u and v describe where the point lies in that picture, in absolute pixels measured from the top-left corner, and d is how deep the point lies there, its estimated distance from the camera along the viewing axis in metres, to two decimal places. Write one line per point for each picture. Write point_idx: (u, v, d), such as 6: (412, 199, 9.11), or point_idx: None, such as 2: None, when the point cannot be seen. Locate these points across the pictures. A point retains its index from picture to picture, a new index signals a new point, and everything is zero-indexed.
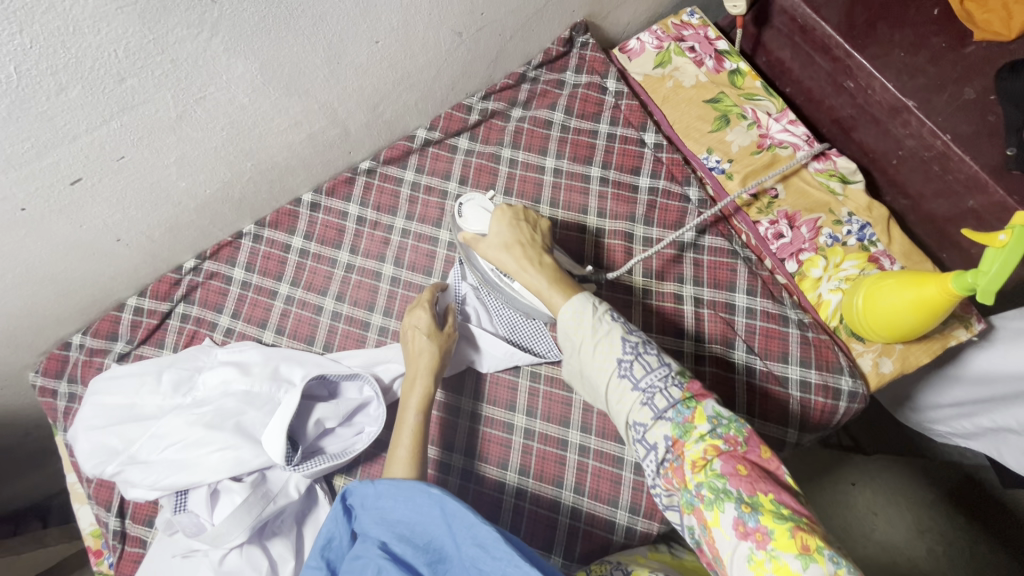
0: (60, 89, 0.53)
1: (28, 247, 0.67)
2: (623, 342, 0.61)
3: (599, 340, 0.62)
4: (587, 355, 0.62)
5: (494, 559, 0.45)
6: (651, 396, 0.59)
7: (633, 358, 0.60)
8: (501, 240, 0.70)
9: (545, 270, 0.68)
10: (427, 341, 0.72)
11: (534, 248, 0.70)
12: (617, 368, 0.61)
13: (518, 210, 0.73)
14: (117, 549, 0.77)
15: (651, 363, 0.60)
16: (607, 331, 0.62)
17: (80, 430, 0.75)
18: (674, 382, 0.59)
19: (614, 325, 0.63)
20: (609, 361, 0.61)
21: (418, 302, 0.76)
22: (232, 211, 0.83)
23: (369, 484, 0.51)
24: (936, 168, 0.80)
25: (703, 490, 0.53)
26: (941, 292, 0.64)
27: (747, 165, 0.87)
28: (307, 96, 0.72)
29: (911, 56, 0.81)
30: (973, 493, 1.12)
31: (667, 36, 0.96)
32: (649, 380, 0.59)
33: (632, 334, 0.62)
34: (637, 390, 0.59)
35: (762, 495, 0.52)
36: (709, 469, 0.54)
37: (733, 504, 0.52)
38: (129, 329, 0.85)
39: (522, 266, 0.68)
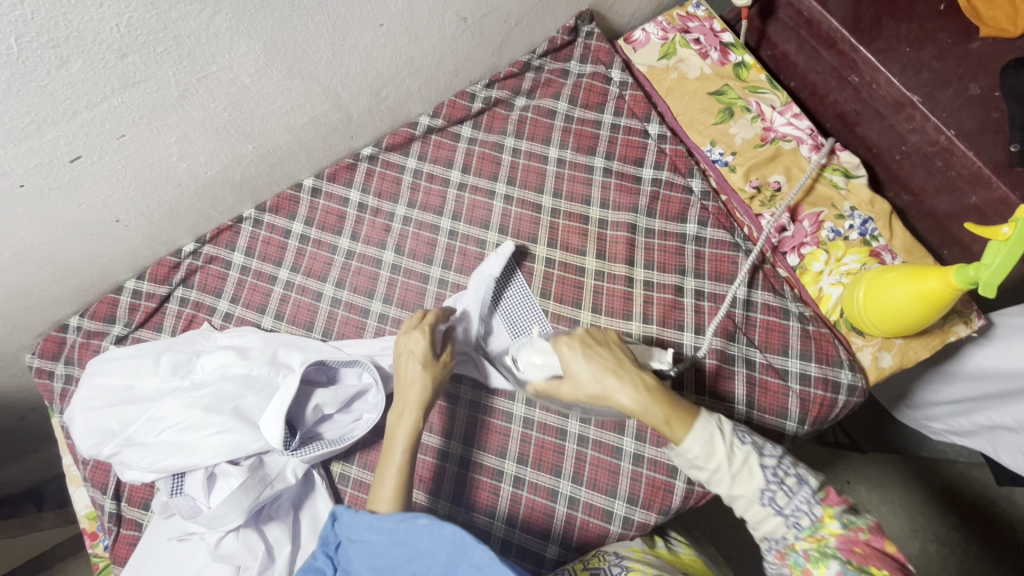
0: (61, 63, 0.52)
1: (26, 225, 0.66)
2: (763, 471, 0.57)
3: (738, 471, 0.57)
4: (724, 486, 0.58)
5: None
6: (797, 518, 0.55)
7: (777, 487, 0.56)
8: (592, 376, 0.61)
9: (654, 396, 0.58)
10: (422, 374, 0.66)
11: (628, 370, 0.61)
12: (759, 497, 0.57)
13: (582, 336, 0.65)
14: (113, 531, 0.77)
15: (793, 487, 0.56)
16: (745, 460, 0.57)
17: (77, 412, 0.74)
18: (815, 499, 0.56)
19: (748, 451, 0.58)
20: (751, 491, 0.57)
21: (417, 324, 0.70)
22: (233, 194, 0.83)
23: (357, 515, 0.54)
24: (939, 163, 0.80)
25: (810, 552, 0.54)
26: (943, 286, 0.64)
27: (751, 158, 0.87)
28: (310, 78, 0.71)
29: (917, 51, 0.81)
30: (967, 492, 1.12)
31: (673, 27, 0.95)
32: (793, 506, 0.56)
33: (767, 458, 0.58)
34: (782, 517, 0.56)
35: (873, 567, 0.51)
36: (824, 545, 0.54)
37: (839, 561, 0.52)
38: (127, 312, 0.84)
39: (628, 398, 0.59)
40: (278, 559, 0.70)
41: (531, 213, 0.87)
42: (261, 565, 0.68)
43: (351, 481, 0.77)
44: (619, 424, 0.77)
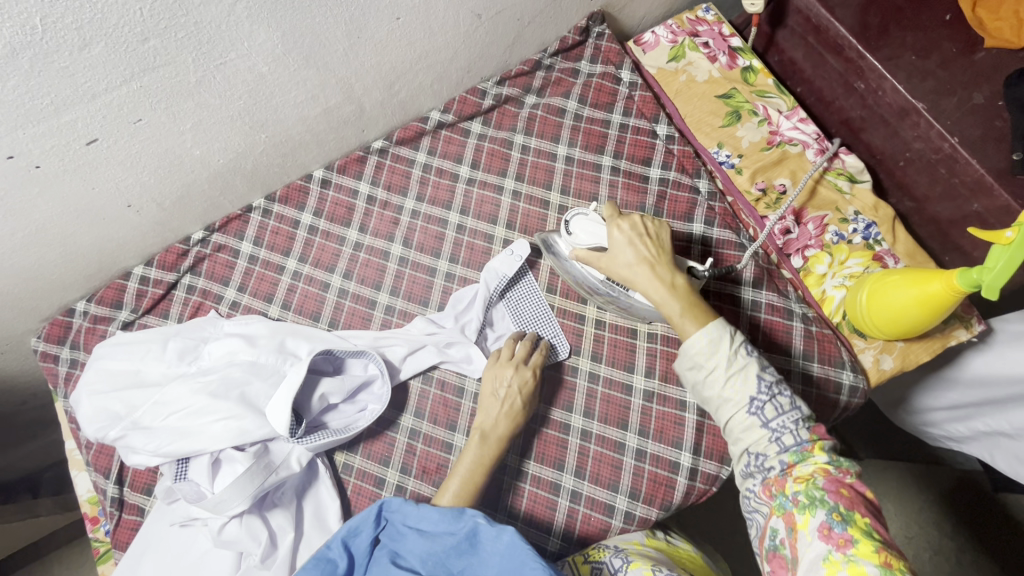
0: (84, 45, 0.53)
1: (40, 206, 0.66)
2: (759, 380, 0.61)
3: (734, 373, 0.62)
4: (717, 385, 0.63)
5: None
6: (780, 434, 0.59)
7: (766, 399, 0.60)
8: (629, 261, 0.69)
9: (679, 295, 0.66)
10: (501, 416, 0.71)
11: (665, 268, 0.68)
12: (748, 404, 0.61)
13: (637, 225, 0.70)
14: (115, 516, 0.77)
15: (783, 405, 0.60)
16: (743, 366, 0.62)
17: (84, 394, 0.75)
18: (804, 425, 0.59)
19: (750, 360, 0.62)
20: (741, 395, 0.62)
21: (511, 360, 0.76)
22: (244, 183, 0.83)
23: (410, 506, 0.55)
24: (943, 170, 0.81)
25: (799, 496, 0.55)
26: (946, 289, 0.64)
27: (757, 161, 0.89)
28: (326, 69, 0.72)
29: (922, 60, 0.82)
30: (964, 499, 1.13)
31: (682, 31, 0.97)
32: (780, 423, 0.60)
33: (766, 373, 0.62)
34: (767, 429, 0.60)
35: (857, 513, 0.53)
36: (810, 483, 0.55)
37: (825, 510, 0.53)
38: (135, 298, 0.84)
39: (656, 290, 0.67)
40: (280, 547, 0.70)
41: (539, 210, 0.88)
42: (263, 551, 0.68)
43: (355, 471, 0.77)
44: (622, 420, 0.78)
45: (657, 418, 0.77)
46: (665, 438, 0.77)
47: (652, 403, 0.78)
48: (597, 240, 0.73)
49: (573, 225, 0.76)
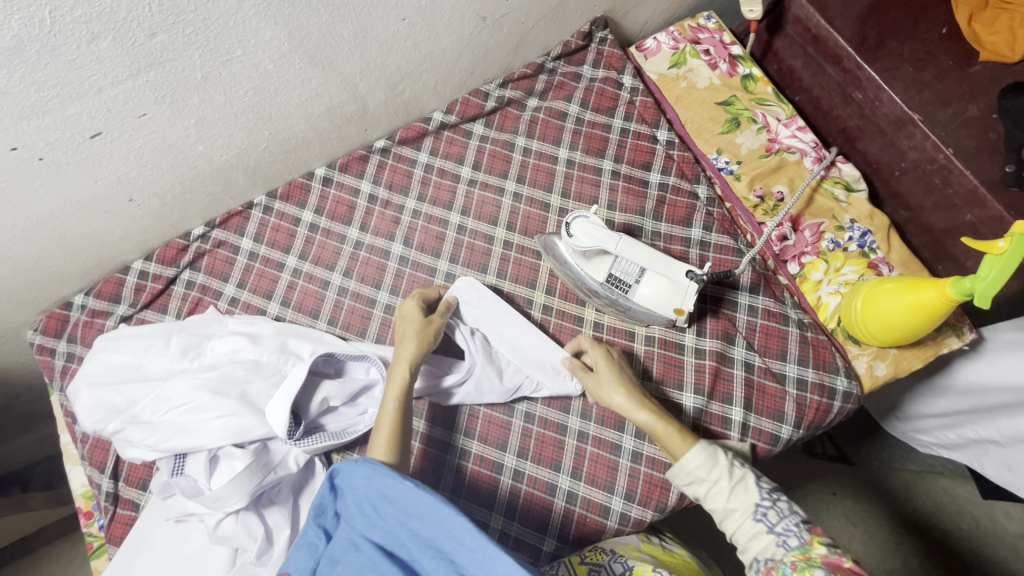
0: (92, 38, 0.53)
1: (41, 199, 0.66)
2: (759, 488, 0.63)
3: (734, 484, 0.64)
4: (722, 496, 0.64)
5: (468, 551, 0.47)
6: (785, 537, 0.59)
7: (769, 504, 0.62)
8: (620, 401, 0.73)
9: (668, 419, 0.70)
10: (418, 334, 0.73)
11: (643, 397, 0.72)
12: (752, 511, 0.62)
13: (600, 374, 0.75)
14: (109, 510, 0.77)
15: (783, 509, 0.62)
16: (741, 476, 0.65)
17: (82, 387, 0.75)
18: (804, 524, 0.60)
19: (746, 471, 0.66)
20: (745, 504, 0.63)
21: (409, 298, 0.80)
22: (245, 179, 0.83)
23: (351, 470, 0.54)
24: (937, 181, 0.82)
25: (795, 564, 0.57)
26: (939, 297, 0.65)
27: (756, 168, 0.89)
28: (331, 68, 0.72)
29: (919, 72, 0.84)
30: (950, 506, 1.15)
31: (684, 37, 0.98)
32: (784, 526, 0.60)
33: (764, 483, 0.65)
34: (773, 533, 0.60)
35: None
36: (807, 557, 0.57)
37: (820, 571, 0.55)
38: (133, 292, 0.84)
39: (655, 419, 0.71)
40: (277, 544, 0.70)
41: (539, 212, 0.89)
42: (259, 548, 0.68)
43: None
44: (619, 421, 0.78)
45: None
46: None
47: None
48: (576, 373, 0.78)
49: (573, 228, 0.77)
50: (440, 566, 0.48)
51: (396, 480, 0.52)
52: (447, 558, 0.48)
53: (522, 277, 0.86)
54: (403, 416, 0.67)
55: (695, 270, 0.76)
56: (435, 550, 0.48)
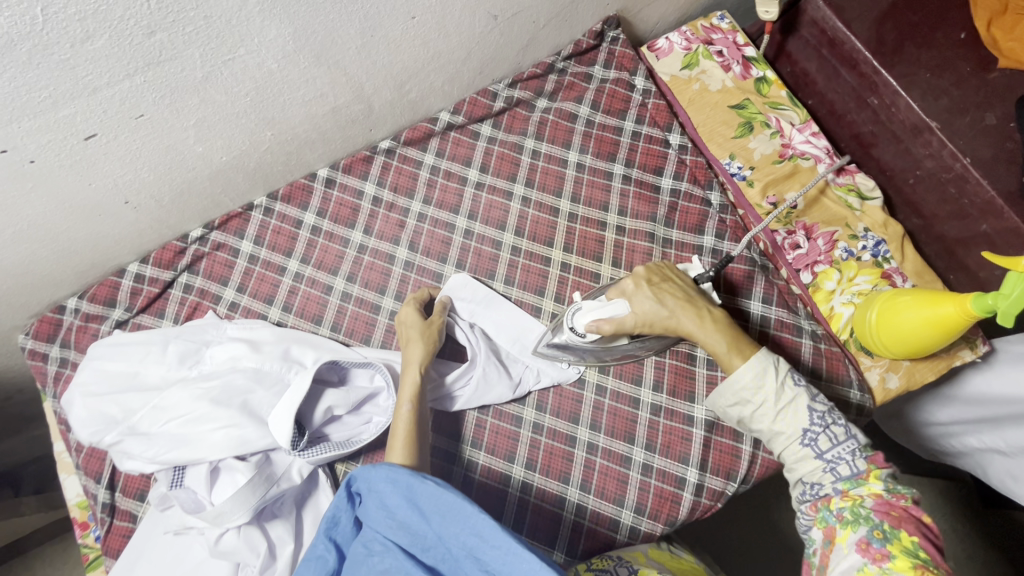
0: (86, 37, 0.50)
1: (33, 202, 0.63)
2: (809, 412, 0.62)
3: (784, 407, 0.63)
4: (768, 420, 0.63)
5: (495, 548, 0.45)
6: (835, 465, 0.59)
7: (820, 430, 0.61)
8: (665, 313, 0.70)
9: (720, 331, 0.68)
10: (425, 336, 0.74)
11: (696, 305, 0.71)
12: (799, 436, 0.62)
13: (653, 278, 0.73)
14: (106, 522, 0.74)
15: (838, 435, 0.60)
16: (792, 398, 0.63)
17: (77, 396, 0.72)
18: (862, 455, 0.59)
19: (798, 392, 0.63)
20: (793, 428, 0.62)
21: (409, 299, 0.80)
22: (246, 181, 0.81)
23: (368, 470, 0.52)
24: (952, 190, 0.81)
25: (844, 512, 0.56)
26: (958, 312, 0.64)
27: (769, 173, 0.88)
28: (337, 68, 0.70)
29: (937, 78, 0.82)
30: (951, 508, 1.10)
31: (696, 38, 0.95)
32: (835, 453, 0.60)
33: (817, 404, 0.63)
34: (820, 459, 0.60)
35: (903, 532, 0.52)
36: (857, 499, 0.56)
37: (867, 527, 0.54)
38: (129, 296, 0.81)
39: (701, 326, 0.69)
40: (280, 558, 0.69)
41: (548, 217, 0.87)
42: (262, 563, 0.67)
43: None
44: (629, 433, 0.77)
45: (664, 433, 0.77)
46: (672, 452, 0.76)
47: (660, 416, 0.78)
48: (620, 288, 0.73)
49: (576, 321, 0.72)
50: (469, 564, 0.46)
51: (417, 479, 0.50)
52: (474, 555, 0.46)
53: (530, 284, 0.84)
54: (419, 418, 0.68)
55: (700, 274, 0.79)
56: (463, 549, 0.47)
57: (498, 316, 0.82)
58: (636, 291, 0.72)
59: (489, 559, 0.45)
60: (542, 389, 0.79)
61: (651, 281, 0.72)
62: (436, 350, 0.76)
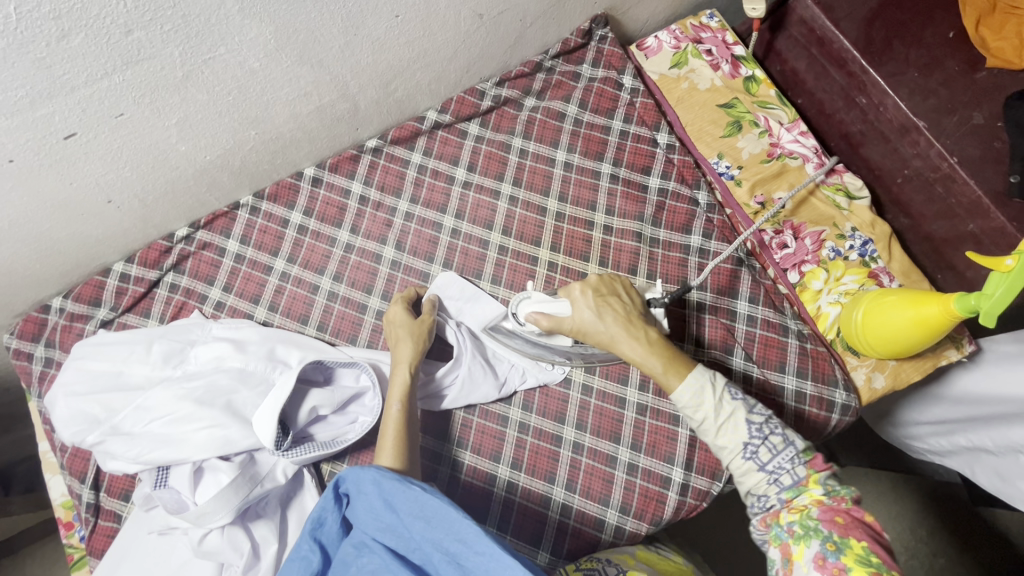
0: (62, 36, 0.50)
1: (13, 201, 0.63)
2: (748, 425, 0.60)
3: (723, 422, 0.61)
4: (709, 435, 0.62)
5: (477, 554, 0.44)
6: (777, 475, 0.59)
7: (759, 442, 0.60)
8: (600, 329, 0.69)
9: (655, 351, 0.66)
10: (412, 336, 0.74)
11: (636, 323, 0.69)
12: (741, 450, 0.60)
13: (599, 289, 0.71)
14: (91, 522, 0.74)
15: (777, 445, 0.59)
16: (731, 413, 0.61)
17: (60, 396, 0.72)
18: (800, 461, 0.59)
19: (736, 405, 0.61)
20: (735, 442, 0.61)
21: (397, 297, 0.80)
22: (231, 180, 0.80)
23: (357, 471, 0.52)
24: (940, 189, 0.81)
25: (794, 526, 0.56)
26: (942, 312, 0.64)
27: (757, 173, 0.88)
28: (320, 66, 0.69)
29: (924, 77, 0.82)
30: (941, 505, 1.10)
31: (686, 36, 0.95)
32: (776, 463, 0.59)
33: (756, 415, 0.61)
34: (763, 472, 0.59)
35: (852, 539, 0.53)
36: (804, 512, 0.56)
37: (819, 540, 0.53)
38: (114, 296, 0.81)
39: (634, 345, 0.67)
40: (264, 558, 0.68)
41: (536, 216, 0.87)
42: (245, 563, 0.67)
43: None
44: (615, 433, 0.77)
45: (650, 432, 0.77)
46: (658, 452, 0.76)
47: (645, 416, 0.78)
48: (564, 295, 0.73)
49: (519, 311, 0.75)
50: (450, 570, 0.45)
51: (404, 484, 0.50)
52: (455, 561, 0.45)
53: (517, 283, 0.84)
54: (407, 418, 0.68)
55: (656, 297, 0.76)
56: (446, 554, 0.46)
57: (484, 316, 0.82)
58: (579, 299, 0.71)
59: (471, 565, 0.45)
60: (528, 389, 0.79)
61: (597, 292, 0.71)
62: (425, 349, 0.76)
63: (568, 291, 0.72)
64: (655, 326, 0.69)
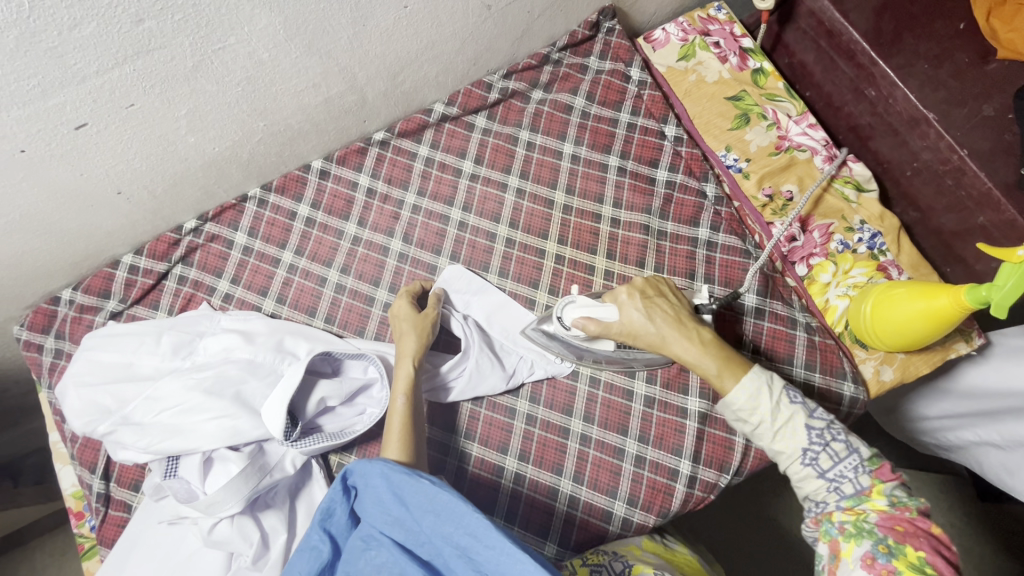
0: (74, 24, 0.50)
1: (24, 191, 0.63)
2: (807, 430, 0.60)
3: (781, 427, 0.61)
4: (765, 440, 0.62)
5: (487, 548, 0.45)
6: (839, 483, 0.58)
7: (820, 449, 0.59)
8: (652, 330, 0.68)
9: (711, 352, 0.65)
10: (417, 331, 0.74)
11: (687, 324, 0.68)
12: (800, 456, 0.60)
13: (648, 290, 0.71)
14: (101, 512, 0.75)
15: (838, 453, 0.59)
16: (788, 417, 0.61)
17: (71, 386, 0.73)
18: (864, 470, 0.58)
19: (795, 408, 0.61)
20: (793, 448, 0.60)
21: (403, 292, 0.80)
22: (239, 172, 0.80)
23: (366, 463, 0.52)
24: (950, 182, 0.80)
25: (847, 525, 0.56)
26: (953, 304, 0.64)
27: (765, 165, 0.87)
28: (329, 57, 0.69)
29: (934, 69, 0.81)
30: (948, 502, 1.10)
31: (693, 29, 0.94)
32: (837, 471, 0.59)
33: (815, 420, 0.61)
34: (823, 479, 0.59)
35: (909, 547, 0.52)
36: (861, 515, 0.56)
37: (871, 541, 0.54)
38: (123, 288, 0.82)
39: (688, 346, 0.66)
40: (273, 548, 0.69)
41: (543, 209, 0.86)
42: (255, 553, 0.67)
43: None
44: (622, 425, 0.77)
45: (657, 425, 0.77)
46: (665, 445, 0.76)
47: (653, 408, 0.78)
48: (609, 297, 0.72)
49: (565, 316, 0.72)
50: (461, 564, 0.46)
51: (412, 478, 0.50)
52: (466, 555, 0.46)
53: (524, 276, 0.84)
54: (413, 411, 0.68)
55: (704, 302, 0.74)
56: (456, 548, 0.46)
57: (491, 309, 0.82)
58: (627, 303, 0.70)
59: (481, 559, 0.45)
60: (535, 381, 0.79)
61: (645, 295, 0.70)
62: (431, 342, 0.76)
63: (613, 294, 0.71)
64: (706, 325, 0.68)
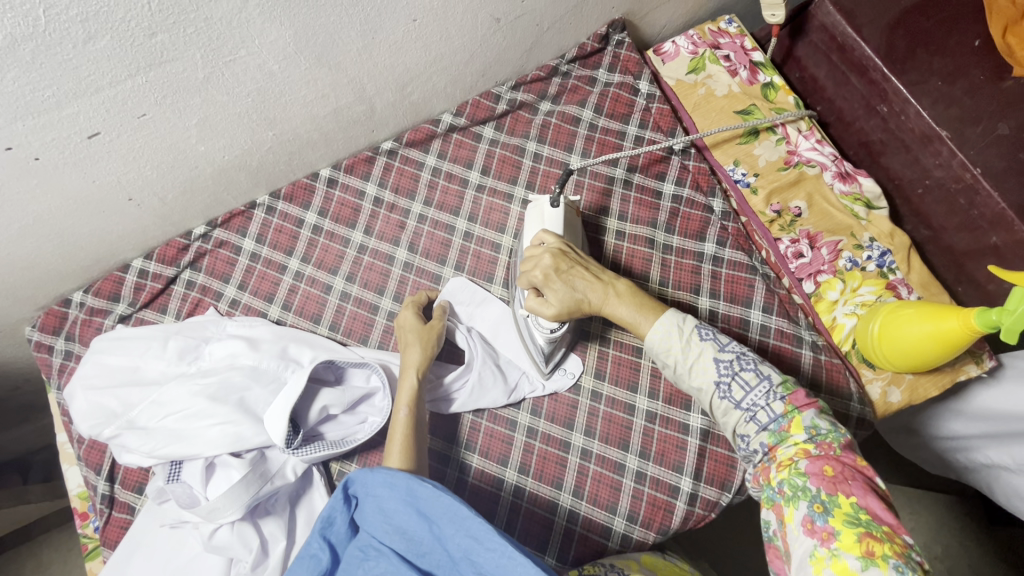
0: (89, 38, 0.51)
1: (38, 197, 0.64)
2: (716, 363, 0.62)
3: (693, 363, 0.63)
4: (685, 380, 0.64)
5: (488, 550, 0.45)
6: (754, 412, 0.60)
7: (730, 380, 0.61)
8: (578, 300, 0.66)
9: (625, 299, 0.67)
10: (421, 341, 0.74)
11: (601, 281, 0.68)
12: (716, 390, 0.62)
13: (557, 261, 0.67)
14: (105, 513, 0.76)
15: (749, 381, 0.61)
16: (699, 353, 0.63)
17: (79, 388, 0.74)
18: (776, 397, 0.59)
19: (705, 345, 0.63)
20: (708, 382, 0.63)
21: (409, 300, 0.80)
22: (248, 179, 0.81)
23: (366, 471, 0.52)
24: (962, 202, 0.78)
25: (784, 487, 0.55)
26: (963, 327, 0.62)
27: (774, 181, 0.87)
28: (338, 69, 0.70)
29: (948, 86, 0.79)
30: (962, 525, 1.07)
31: (703, 42, 0.94)
32: (750, 400, 0.60)
33: (722, 353, 0.63)
34: (740, 410, 0.61)
35: (842, 496, 0.52)
36: (793, 468, 0.56)
37: (807, 502, 0.53)
38: (132, 292, 0.83)
39: (609, 301, 0.67)
40: (272, 554, 0.69)
41: None
42: (254, 559, 0.67)
43: None
44: (623, 440, 0.77)
45: (659, 440, 0.76)
46: (667, 461, 0.76)
47: (654, 424, 0.77)
48: (526, 280, 0.68)
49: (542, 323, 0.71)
50: (464, 565, 0.46)
51: (415, 483, 0.49)
52: (468, 559, 0.46)
53: None
54: (416, 422, 0.68)
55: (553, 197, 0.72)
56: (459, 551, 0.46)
57: (495, 323, 0.82)
58: (545, 287, 0.67)
59: (483, 562, 0.45)
60: (537, 395, 0.79)
61: (558, 270, 0.66)
62: (436, 353, 0.76)
63: (529, 276, 0.67)
64: (619, 276, 0.69)
